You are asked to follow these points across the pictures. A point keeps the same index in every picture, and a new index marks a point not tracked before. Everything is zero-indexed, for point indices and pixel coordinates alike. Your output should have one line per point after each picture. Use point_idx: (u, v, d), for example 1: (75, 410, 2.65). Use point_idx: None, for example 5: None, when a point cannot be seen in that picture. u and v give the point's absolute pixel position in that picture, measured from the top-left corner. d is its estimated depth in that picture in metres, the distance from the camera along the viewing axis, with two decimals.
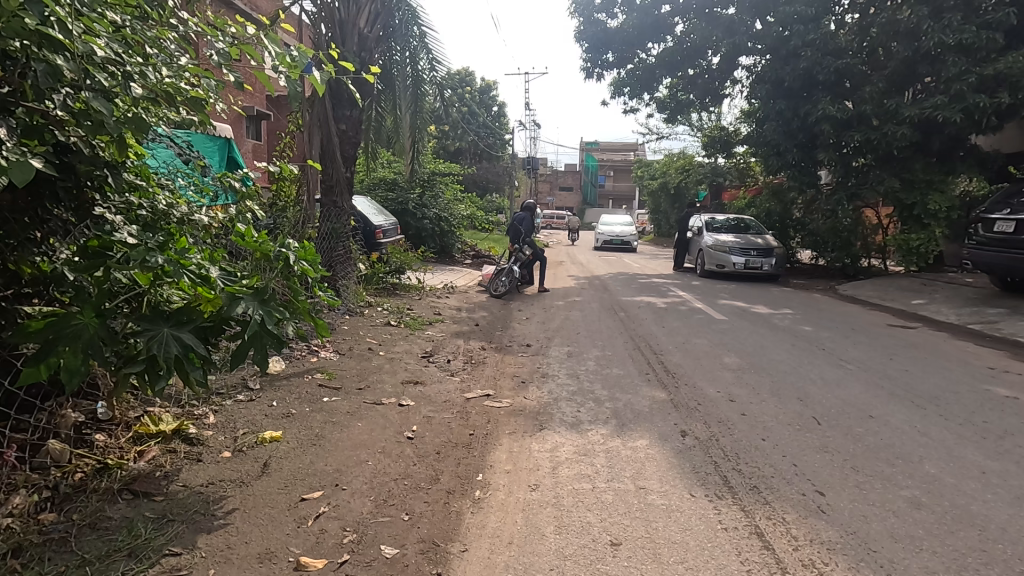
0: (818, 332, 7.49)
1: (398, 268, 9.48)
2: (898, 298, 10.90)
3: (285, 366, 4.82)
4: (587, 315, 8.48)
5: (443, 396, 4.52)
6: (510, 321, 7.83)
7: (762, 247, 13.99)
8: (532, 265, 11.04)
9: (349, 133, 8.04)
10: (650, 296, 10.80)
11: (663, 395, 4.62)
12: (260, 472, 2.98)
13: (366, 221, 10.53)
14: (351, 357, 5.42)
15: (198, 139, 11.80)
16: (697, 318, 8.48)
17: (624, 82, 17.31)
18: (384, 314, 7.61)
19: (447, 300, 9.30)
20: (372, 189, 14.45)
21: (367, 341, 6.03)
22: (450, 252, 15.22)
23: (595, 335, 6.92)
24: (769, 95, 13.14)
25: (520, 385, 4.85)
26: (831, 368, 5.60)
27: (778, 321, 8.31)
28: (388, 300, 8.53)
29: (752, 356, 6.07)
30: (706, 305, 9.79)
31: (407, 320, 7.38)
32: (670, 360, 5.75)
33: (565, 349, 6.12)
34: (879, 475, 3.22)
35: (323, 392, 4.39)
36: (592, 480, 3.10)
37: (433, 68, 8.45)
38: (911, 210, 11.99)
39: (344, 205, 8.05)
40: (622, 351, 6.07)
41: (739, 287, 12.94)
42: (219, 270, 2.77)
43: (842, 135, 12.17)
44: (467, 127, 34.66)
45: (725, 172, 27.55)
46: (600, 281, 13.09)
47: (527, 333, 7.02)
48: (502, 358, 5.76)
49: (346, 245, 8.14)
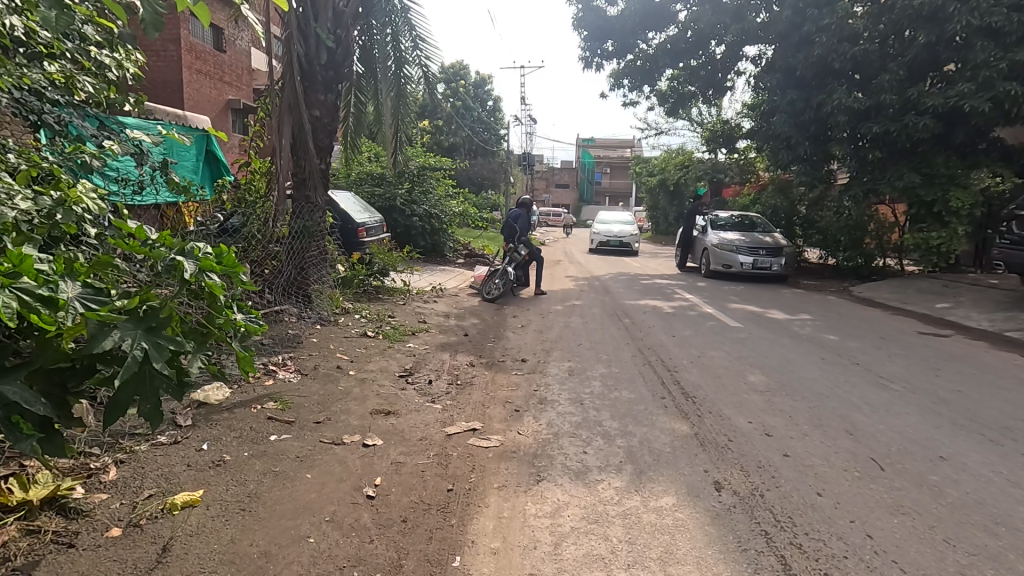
0: (847, 343, 6.71)
1: (382, 269, 8.64)
2: (920, 301, 10.17)
3: (230, 392, 4.00)
4: (588, 322, 7.68)
5: (419, 432, 3.71)
6: (503, 330, 7.02)
7: (771, 247, 13.20)
8: (528, 266, 10.24)
9: (324, 119, 7.21)
10: (654, 299, 10.02)
11: (686, 429, 3.83)
12: (152, 564, 2.19)
13: (348, 218, 9.75)
14: (314, 379, 4.61)
15: (171, 131, 11.01)
16: (709, 325, 7.69)
17: (624, 73, 16.47)
18: (362, 323, 6.78)
19: (434, 304, 8.48)
20: (358, 184, 13.58)
21: (338, 358, 5.21)
22: (441, 251, 14.39)
23: (599, 348, 6.13)
24: (779, 85, 12.33)
25: (513, 415, 4.05)
26: (874, 390, 4.82)
27: (799, 329, 7.53)
28: (367, 307, 7.68)
29: (780, 374, 5.28)
30: (717, 309, 8.99)
31: (387, 329, 6.56)
32: (688, 381, 4.96)
33: (565, 366, 5.32)
34: (983, 553, 2.46)
35: (271, 428, 3.58)
36: (607, 568, 2.33)
37: (417, 47, 7.50)
38: (931, 207, 11.25)
39: (318, 201, 7.20)
40: (632, 368, 5.29)
41: (749, 288, 12.19)
42: (81, 287, 2.00)
43: (858, 127, 11.39)
44: (461, 122, 33.74)
45: (726, 168, 26.79)
46: (601, 282, 12.27)
47: (522, 345, 6.21)
48: (493, 378, 4.96)
49: (321, 245, 7.26)
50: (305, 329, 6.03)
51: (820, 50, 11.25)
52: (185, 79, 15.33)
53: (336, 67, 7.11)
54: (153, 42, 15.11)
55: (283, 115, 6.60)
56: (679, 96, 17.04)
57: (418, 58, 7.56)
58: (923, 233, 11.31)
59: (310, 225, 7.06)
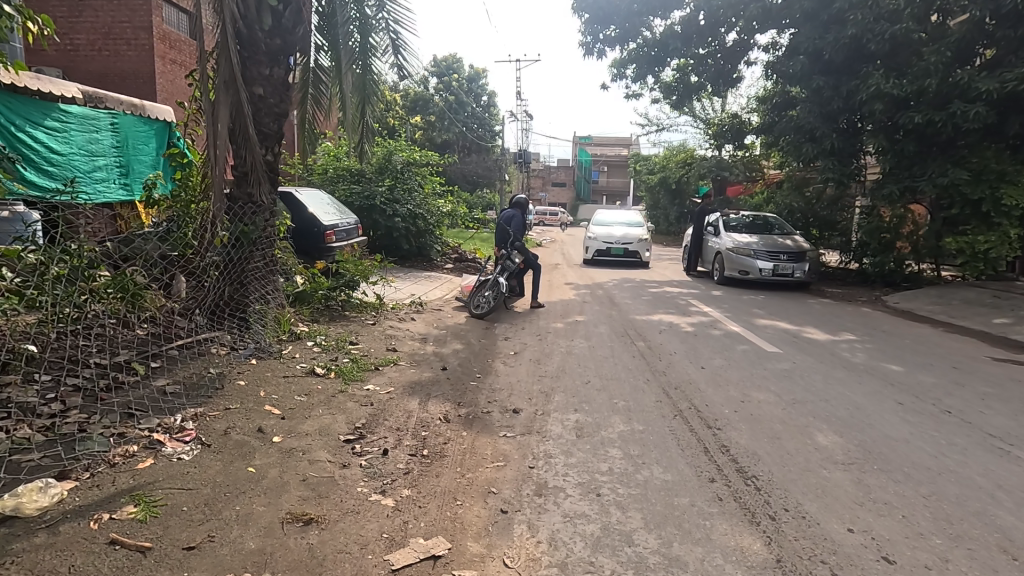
0: (920, 377, 5.39)
1: (350, 282, 7.17)
2: (972, 315, 8.90)
3: (65, 492, 2.65)
4: (596, 348, 6.32)
5: (349, 566, 2.36)
6: (491, 361, 5.65)
7: (793, 251, 11.90)
8: (523, 275, 8.89)
9: (270, 99, 5.79)
10: (668, 312, 8.70)
11: (762, 551, 2.53)
12: None
13: (314, 221, 8.44)
14: (221, 452, 3.27)
15: (127, 121, 9.65)
16: (741, 350, 6.36)
17: (628, 61, 15.12)
18: (313, 351, 5.41)
19: (411, 323, 7.15)
20: (336, 181, 12.29)
21: (266, 414, 3.85)
22: (427, 255, 12.99)
23: (613, 391, 4.76)
24: (804, 71, 11.00)
25: (497, 524, 2.71)
26: (1000, 461, 3.52)
27: (851, 357, 6.19)
28: (326, 328, 6.28)
29: (857, 433, 3.96)
30: (744, 328, 7.63)
31: (344, 363, 5.17)
32: (740, 451, 3.63)
33: (571, 425, 3.96)
34: None
35: (105, 566, 2.24)
36: None
37: (385, 9, 6.08)
38: (978, 207, 9.98)
39: (263, 200, 5.85)
40: (662, 428, 3.94)
41: (770, 298, 10.90)
42: None
43: (896, 118, 10.10)
44: (455, 117, 32.42)
45: (731, 166, 25.33)
46: (605, 291, 10.95)
47: (513, 385, 4.89)
48: (474, 445, 3.62)
49: (267, 255, 5.91)
50: (234, 364, 4.73)
51: (854, 30, 9.91)
52: (159, 70, 13.90)
53: (284, 34, 5.75)
54: (124, 30, 13.63)
55: (224, 94, 5.23)
56: (686, 87, 15.75)
57: (385, 22, 6.13)
58: (968, 237, 9.96)
59: (256, 225, 5.78)
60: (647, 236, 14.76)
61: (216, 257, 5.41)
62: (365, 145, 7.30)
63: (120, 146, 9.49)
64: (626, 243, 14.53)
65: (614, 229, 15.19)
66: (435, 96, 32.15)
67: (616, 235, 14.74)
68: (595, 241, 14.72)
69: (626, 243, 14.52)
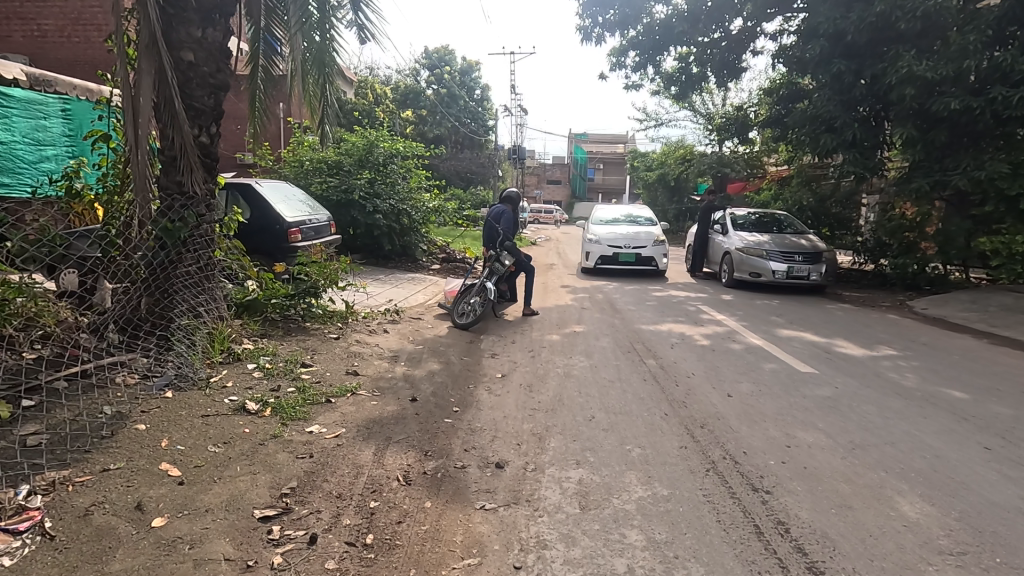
0: (993, 409, 4.43)
1: (311, 290, 6.15)
2: (1014, 323, 8.00)
3: None
4: (599, 368, 5.33)
5: None
6: (472, 389, 4.62)
7: (808, 251, 10.95)
8: (514, 278, 7.90)
9: (205, 68, 4.72)
10: (678, 321, 7.72)
11: None
12: None
13: (275, 218, 7.42)
14: (64, 553, 2.25)
15: (80, 108, 8.52)
16: (770, 370, 5.39)
17: (628, 49, 14.14)
18: (247, 378, 4.33)
19: (382, 335, 6.14)
20: (310, 174, 11.24)
21: (158, 479, 2.82)
22: (411, 255, 11.95)
23: (624, 432, 3.77)
24: (824, 55, 10.05)
25: None
26: None
27: (901, 380, 5.21)
28: (275, 344, 5.23)
29: (952, 499, 2.99)
30: (767, 341, 6.63)
31: (287, 395, 4.13)
32: (804, 530, 2.65)
33: (572, 489, 2.97)
34: None
35: None
36: None
37: None
38: (1016, 203, 9.06)
39: (196, 190, 4.80)
40: (694, 495, 2.95)
41: (785, 303, 9.95)
42: None
43: (927, 104, 9.16)
44: (447, 111, 31.37)
45: (732, 162, 24.31)
46: (606, 295, 9.96)
47: (498, 423, 3.89)
48: (440, 526, 2.63)
49: (202, 255, 4.87)
50: (141, 399, 3.68)
51: (882, 7, 8.95)
52: None
53: None
54: (93, 14, 12.47)
55: (144, 58, 4.19)
56: (689, 78, 14.82)
57: None
58: (1005, 236, 8.98)
59: (189, 221, 4.74)
60: (664, 237, 12.14)
61: (139, 259, 4.39)
62: (327, 127, 6.41)
63: (70, 135, 8.34)
64: (639, 248, 11.81)
65: (621, 228, 12.40)
66: (427, 90, 31.11)
67: (625, 237, 11.96)
68: (597, 244, 11.96)
69: (638, 247, 11.82)
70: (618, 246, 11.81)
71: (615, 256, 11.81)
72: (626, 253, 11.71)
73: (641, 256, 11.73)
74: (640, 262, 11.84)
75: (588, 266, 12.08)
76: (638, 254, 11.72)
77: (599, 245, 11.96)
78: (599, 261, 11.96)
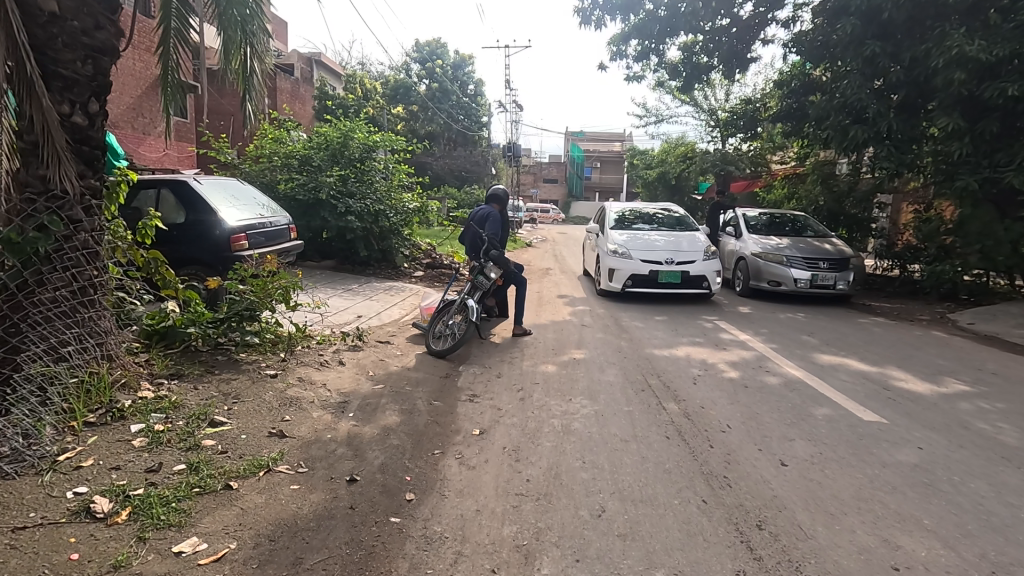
0: None
1: (249, 312, 4.91)
2: None
3: None
4: (605, 417, 4.12)
5: None
6: (436, 458, 3.40)
7: (835, 257, 9.79)
8: (502, 290, 6.68)
9: (79, 23, 3.48)
10: (697, 344, 6.49)
11: None
12: None
13: (213, 222, 6.20)
14: None
15: None
16: (827, 419, 4.18)
17: (630, 35, 12.96)
18: (118, 452, 3.09)
19: (335, 370, 4.91)
20: (276, 170, 10.04)
21: None
22: (391, 261, 10.70)
23: (650, 543, 2.57)
24: (854, 36, 8.87)
25: None
26: None
27: (1000, 435, 3.99)
28: (183, 391, 3.97)
29: None
30: (808, 373, 5.41)
31: (171, 478, 2.90)
32: None
33: None
34: None
35: None
36: None
37: None
38: None
39: (67, 187, 3.52)
40: None
41: (812, 317, 8.77)
42: None
43: (977, 89, 7.99)
44: (439, 107, 30.09)
45: (738, 159, 23.07)
46: (609, 308, 8.74)
47: (464, 525, 2.68)
48: None
49: (76, 275, 3.61)
50: None
51: None
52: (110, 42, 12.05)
53: None
54: None
55: None
56: (694, 68, 13.60)
57: None
58: None
59: (53, 229, 3.41)
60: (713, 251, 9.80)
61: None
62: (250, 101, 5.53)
63: None
64: (685, 264, 9.44)
65: (649, 236, 10.13)
66: (418, 84, 29.86)
67: (664, 250, 9.60)
68: (630, 260, 9.53)
69: (684, 264, 9.47)
70: (657, 262, 9.42)
71: (653, 275, 9.41)
72: (669, 272, 9.34)
73: (688, 275, 9.38)
74: (686, 283, 9.46)
75: (615, 288, 9.68)
76: (685, 272, 9.33)
77: (630, 260, 9.56)
78: (631, 281, 9.53)
